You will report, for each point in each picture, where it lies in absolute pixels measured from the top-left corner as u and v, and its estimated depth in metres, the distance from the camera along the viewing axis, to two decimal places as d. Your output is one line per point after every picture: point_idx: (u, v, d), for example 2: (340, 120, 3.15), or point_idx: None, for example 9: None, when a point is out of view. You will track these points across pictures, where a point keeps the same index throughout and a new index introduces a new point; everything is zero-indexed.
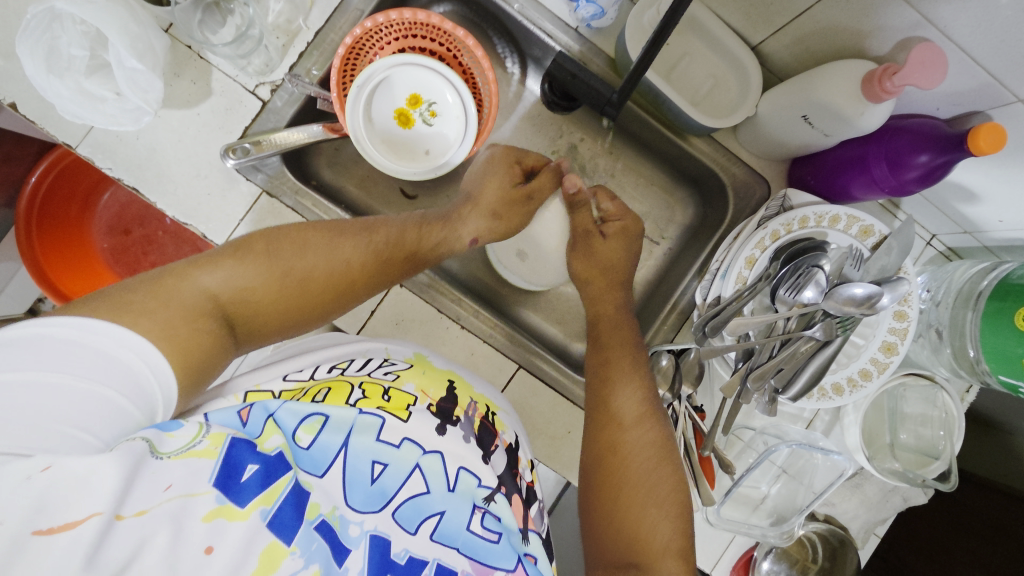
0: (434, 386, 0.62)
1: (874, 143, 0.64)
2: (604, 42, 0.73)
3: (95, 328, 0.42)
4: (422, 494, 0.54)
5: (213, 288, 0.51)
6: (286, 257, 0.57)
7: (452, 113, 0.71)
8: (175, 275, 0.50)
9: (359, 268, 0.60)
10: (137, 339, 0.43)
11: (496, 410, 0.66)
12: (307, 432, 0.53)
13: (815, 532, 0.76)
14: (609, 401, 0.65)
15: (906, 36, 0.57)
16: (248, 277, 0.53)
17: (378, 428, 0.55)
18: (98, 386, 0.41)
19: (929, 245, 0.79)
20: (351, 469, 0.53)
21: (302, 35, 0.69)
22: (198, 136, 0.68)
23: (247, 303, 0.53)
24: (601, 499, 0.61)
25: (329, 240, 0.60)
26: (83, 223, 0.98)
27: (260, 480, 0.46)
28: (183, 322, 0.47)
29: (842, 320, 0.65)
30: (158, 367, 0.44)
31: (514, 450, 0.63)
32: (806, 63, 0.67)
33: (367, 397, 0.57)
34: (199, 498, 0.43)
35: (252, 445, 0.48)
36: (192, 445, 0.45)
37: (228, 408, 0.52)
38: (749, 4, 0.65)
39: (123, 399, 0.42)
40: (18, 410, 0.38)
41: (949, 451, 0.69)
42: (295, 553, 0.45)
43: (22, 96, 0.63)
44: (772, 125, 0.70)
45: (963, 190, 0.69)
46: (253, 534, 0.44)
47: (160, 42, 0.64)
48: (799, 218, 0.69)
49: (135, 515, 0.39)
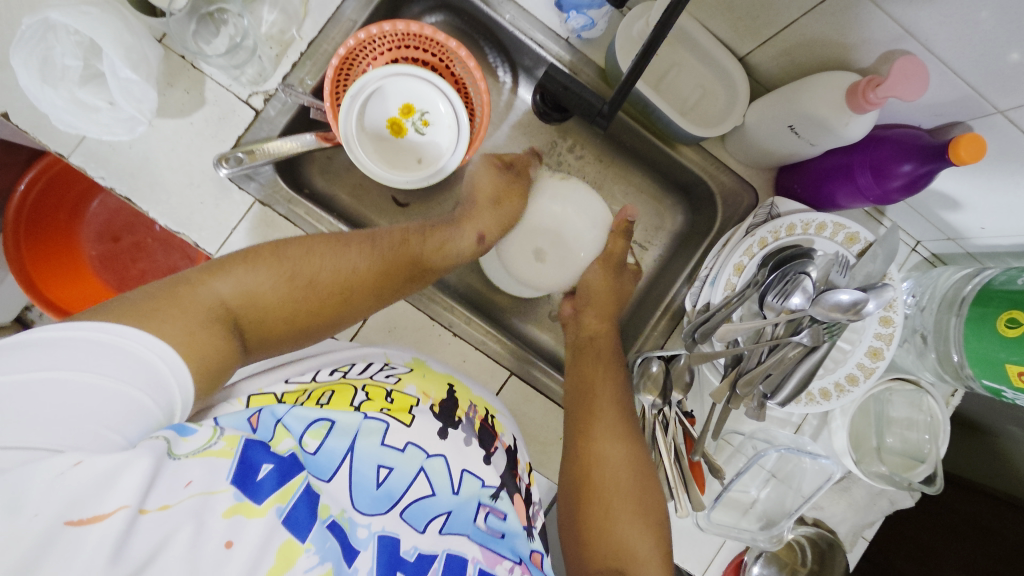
0: (434, 387, 0.63)
1: (859, 152, 0.65)
2: (594, 53, 0.74)
3: (121, 330, 0.42)
4: (428, 496, 0.55)
5: (227, 296, 0.52)
6: (296, 266, 0.58)
7: (444, 122, 0.72)
8: (191, 282, 0.50)
9: (365, 279, 0.62)
10: (161, 343, 0.43)
11: (494, 412, 0.67)
12: (314, 437, 0.53)
13: (804, 536, 0.77)
14: (591, 410, 0.68)
15: (889, 48, 0.58)
16: (260, 286, 0.54)
17: (383, 431, 0.55)
18: (126, 386, 0.40)
19: (913, 251, 0.81)
20: (357, 475, 0.53)
21: (295, 45, 0.70)
22: (191, 145, 0.68)
23: (259, 310, 0.54)
24: (580, 519, 0.64)
25: (336, 254, 0.61)
26: (71, 230, 0.98)
27: (276, 479, 0.47)
28: (201, 328, 0.47)
29: (829, 325, 0.66)
30: (182, 372, 0.44)
31: (513, 451, 0.65)
32: (792, 74, 0.68)
33: (370, 399, 0.58)
34: (219, 495, 0.43)
35: (265, 446, 0.48)
36: (208, 445, 0.45)
37: (238, 413, 0.52)
38: (735, 16, 0.66)
39: (148, 399, 0.41)
40: (47, 407, 0.37)
41: (935, 455, 0.71)
42: (310, 550, 0.45)
43: (14, 105, 0.63)
44: (759, 134, 0.71)
45: (946, 199, 0.70)
46: (271, 531, 0.44)
47: (153, 51, 0.65)
48: (787, 225, 0.70)
49: (158, 509, 0.39)
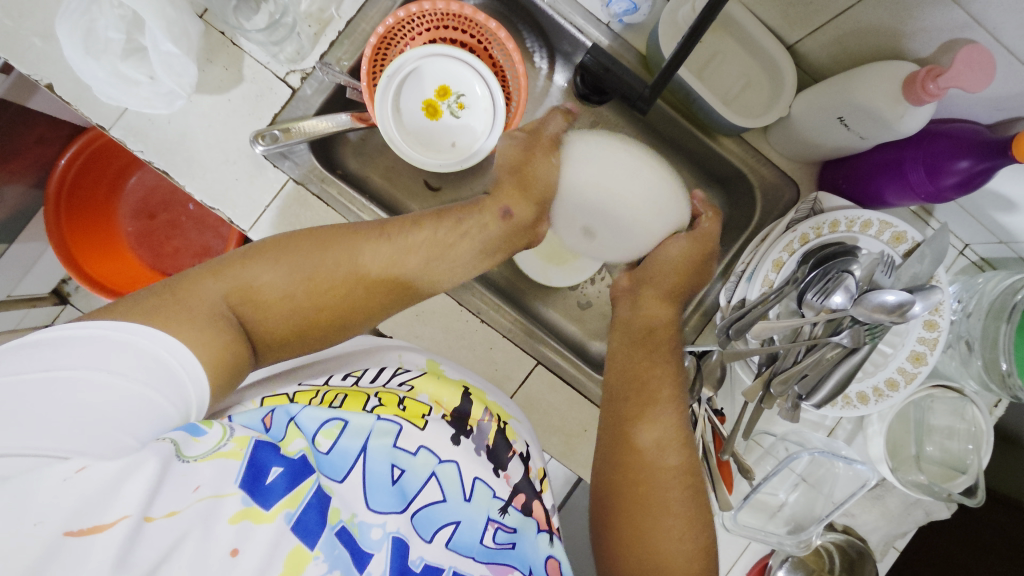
0: (448, 394, 0.64)
1: (912, 148, 0.62)
2: (635, 39, 0.73)
3: (137, 329, 0.45)
4: (439, 502, 0.56)
5: (224, 293, 0.53)
6: (305, 262, 0.58)
7: (480, 105, 0.71)
8: (191, 280, 0.52)
9: (379, 275, 0.60)
10: (171, 339, 0.46)
11: (508, 418, 0.66)
12: (326, 437, 0.55)
13: (833, 542, 0.75)
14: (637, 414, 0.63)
15: (952, 37, 0.55)
16: (261, 281, 0.55)
17: (395, 434, 0.58)
18: (142, 389, 0.44)
19: (962, 254, 0.77)
20: (370, 473, 0.55)
21: (333, 24, 0.69)
22: (228, 122, 0.68)
23: (259, 306, 0.55)
24: (613, 521, 0.61)
25: (350, 248, 0.60)
26: (110, 205, 1.01)
27: (285, 483, 0.49)
28: (201, 323, 0.49)
29: (870, 328, 0.64)
30: (190, 366, 0.47)
31: (525, 459, 0.64)
32: (843, 64, 0.66)
33: (383, 404, 0.61)
34: (227, 499, 0.45)
35: (275, 448, 0.51)
36: (219, 446, 0.47)
37: (253, 413, 0.55)
38: (787, 3, 0.63)
39: (162, 401, 0.45)
40: (68, 407, 0.41)
41: (977, 466, 0.68)
42: (318, 558, 0.47)
43: (59, 77, 0.64)
44: (805, 126, 0.68)
45: (1001, 200, 0.67)
46: (280, 536, 0.46)
47: (194, 27, 0.65)
48: (830, 222, 0.68)
49: (165, 516, 0.41)
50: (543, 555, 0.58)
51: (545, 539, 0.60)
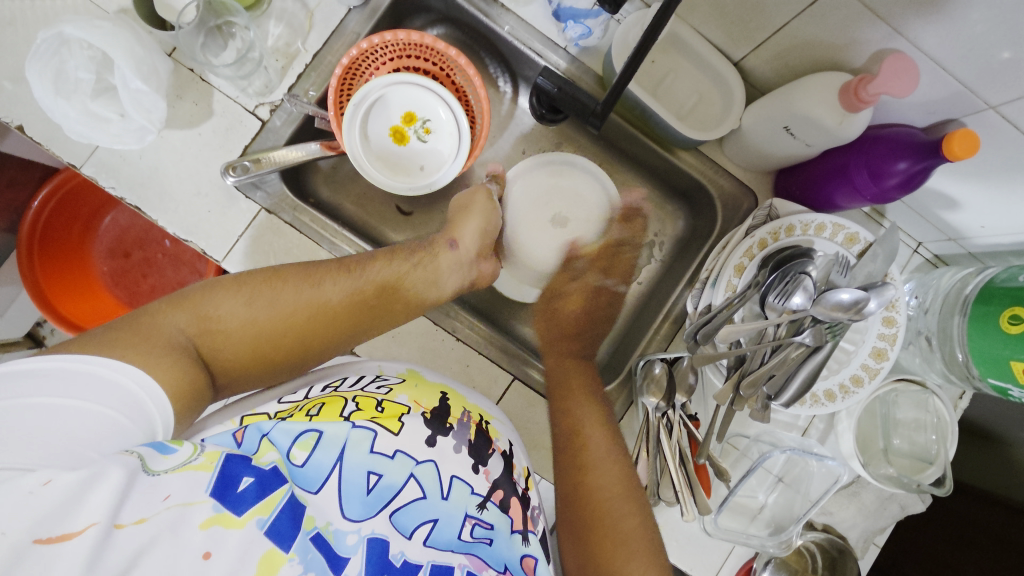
0: (428, 397, 0.65)
1: (855, 153, 0.65)
2: (592, 61, 0.76)
3: (100, 360, 0.46)
4: (419, 499, 0.57)
5: (187, 326, 0.54)
6: (264, 295, 0.60)
7: (445, 129, 0.74)
8: (154, 315, 0.53)
9: (338, 302, 0.63)
10: (135, 369, 0.47)
11: (489, 418, 0.67)
12: (302, 449, 0.55)
13: (814, 541, 0.77)
14: (580, 433, 0.67)
15: (881, 48, 0.59)
16: (223, 313, 0.57)
17: (371, 438, 0.58)
18: (105, 410, 0.45)
19: (915, 252, 0.81)
20: (346, 482, 0.55)
21: (300, 57, 0.72)
22: (199, 155, 0.70)
23: (223, 337, 0.56)
24: (586, 554, 0.61)
25: (307, 278, 0.63)
26: (84, 246, 1.01)
27: (256, 491, 0.49)
28: (168, 355, 0.50)
29: (830, 325, 0.66)
30: (156, 395, 0.48)
31: (508, 456, 0.65)
32: (786, 77, 0.69)
33: (361, 409, 0.60)
34: (197, 507, 0.45)
35: (246, 460, 0.51)
36: (188, 461, 0.47)
37: (224, 431, 0.55)
38: (729, 22, 0.67)
39: (124, 420, 0.46)
40: (34, 432, 0.42)
41: (943, 456, 0.70)
42: (293, 560, 0.48)
43: (28, 118, 0.66)
44: (756, 136, 0.71)
45: (945, 199, 0.70)
46: (251, 543, 0.47)
47: (163, 65, 0.67)
48: (786, 226, 0.71)
49: (134, 523, 0.42)
50: (518, 554, 0.59)
51: (518, 539, 0.60)
